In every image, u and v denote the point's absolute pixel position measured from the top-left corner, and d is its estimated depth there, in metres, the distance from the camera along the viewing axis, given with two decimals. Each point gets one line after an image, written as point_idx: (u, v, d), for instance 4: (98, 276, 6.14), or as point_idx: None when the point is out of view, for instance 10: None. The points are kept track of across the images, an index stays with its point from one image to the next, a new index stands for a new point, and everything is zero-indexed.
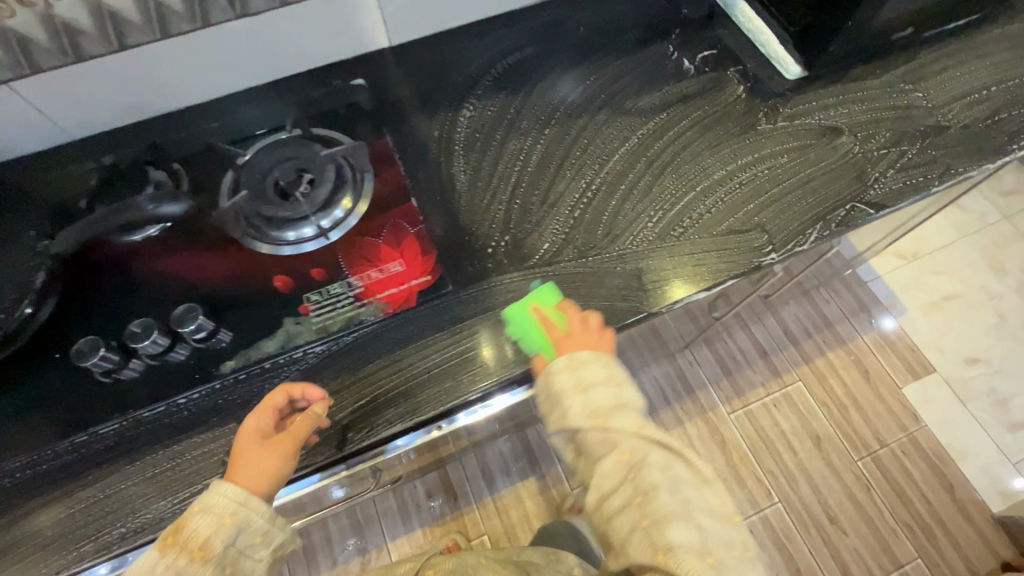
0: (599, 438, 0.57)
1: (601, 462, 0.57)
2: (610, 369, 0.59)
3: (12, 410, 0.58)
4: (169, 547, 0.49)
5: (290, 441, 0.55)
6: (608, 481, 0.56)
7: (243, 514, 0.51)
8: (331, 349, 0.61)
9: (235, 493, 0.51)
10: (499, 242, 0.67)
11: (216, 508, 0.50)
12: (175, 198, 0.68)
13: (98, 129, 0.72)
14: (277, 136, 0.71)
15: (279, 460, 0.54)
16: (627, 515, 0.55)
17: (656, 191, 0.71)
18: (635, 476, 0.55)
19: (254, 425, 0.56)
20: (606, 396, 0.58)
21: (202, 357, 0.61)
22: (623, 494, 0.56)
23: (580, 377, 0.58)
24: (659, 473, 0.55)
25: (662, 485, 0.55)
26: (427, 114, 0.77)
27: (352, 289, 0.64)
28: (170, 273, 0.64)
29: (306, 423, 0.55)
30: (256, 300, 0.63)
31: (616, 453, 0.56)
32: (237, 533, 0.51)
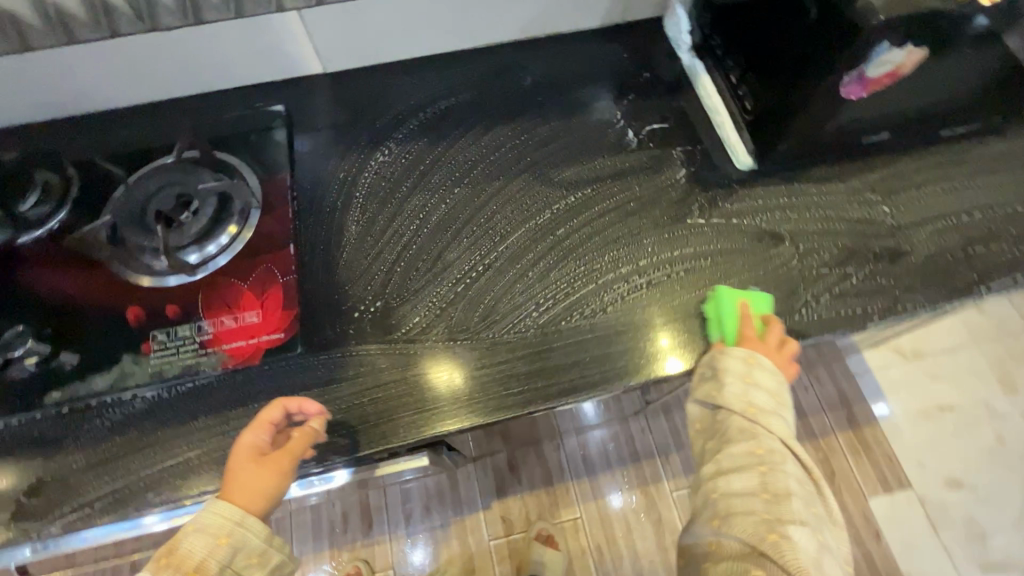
0: (742, 425, 0.55)
1: (733, 444, 0.55)
2: (772, 385, 0.56)
3: None
4: (162, 569, 0.45)
5: (287, 457, 0.52)
6: (735, 464, 0.55)
7: (243, 532, 0.48)
8: (161, 396, 0.58)
9: (230, 511, 0.48)
10: (368, 306, 0.63)
11: (212, 528, 0.47)
12: (55, 208, 0.66)
13: (12, 123, 0.71)
14: (168, 158, 0.69)
15: (276, 477, 0.51)
16: (743, 499, 0.53)
17: (555, 276, 0.65)
18: (769, 469, 0.53)
19: (249, 441, 0.53)
20: (761, 398, 0.56)
21: (31, 381, 0.58)
22: (747, 482, 0.54)
23: (740, 371, 0.56)
24: (789, 476, 0.54)
25: (794, 491, 0.53)
26: (339, 153, 0.73)
27: (200, 334, 0.60)
28: (30, 287, 0.63)
29: (304, 439, 0.53)
30: (104, 330, 0.61)
31: (751, 443, 0.54)
32: (235, 554, 0.47)
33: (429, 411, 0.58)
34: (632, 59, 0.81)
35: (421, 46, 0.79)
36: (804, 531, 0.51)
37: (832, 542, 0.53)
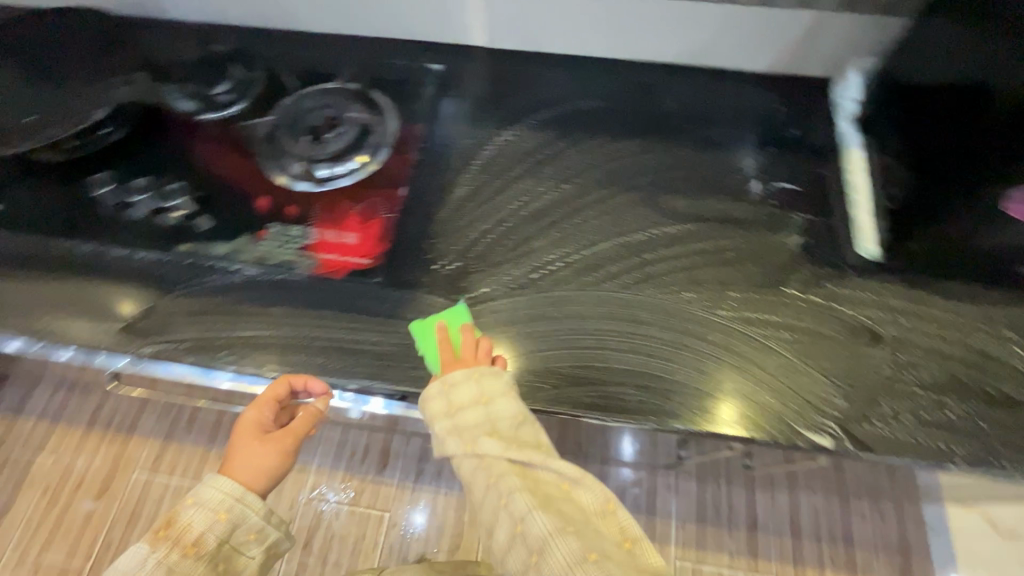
0: (472, 466, 0.55)
1: (478, 494, 0.54)
2: (463, 405, 0.57)
3: (41, 194, 0.72)
4: (161, 540, 0.53)
5: (288, 438, 0.59)
6: (486, 509, 0.54)
7: (238, 512, 0.55)
8: (258, 277, 0.67)
9: (230, 491, 0.55)
10: (447, 263, 0.67)
11: (212, 503, 0.55)
12: (236, 98, 0.78)
13: (224, 20, 0.83)
14: (332, 84, 0.79)
15: (275, 456, 0.59)
16: (507, 542, 0.52)
17: (623, 295, 0.65)
18: (502, 492, 0.53)
19: (254, 416, 0.60)
20: (455, 426, 0.56)
21: (174, 228, 0.70)
22: (503, 526, 0.52)
23: (431, 404, 0.57)
24: (513, 487, 0.53)
25: (530, 503, 0.51)
26: (473, 121, 0.77)
27: (305, 237, 0.69)
28: (196, 153, 0.75)
29: (306, 419, 0.60)
30: (238, 207, 0.71)
31: (490, 482, 0.54)
32: (231, 529, 0.55)
33: None
34: (785, 113, 0.78)
35: (583, 46, 0.81)
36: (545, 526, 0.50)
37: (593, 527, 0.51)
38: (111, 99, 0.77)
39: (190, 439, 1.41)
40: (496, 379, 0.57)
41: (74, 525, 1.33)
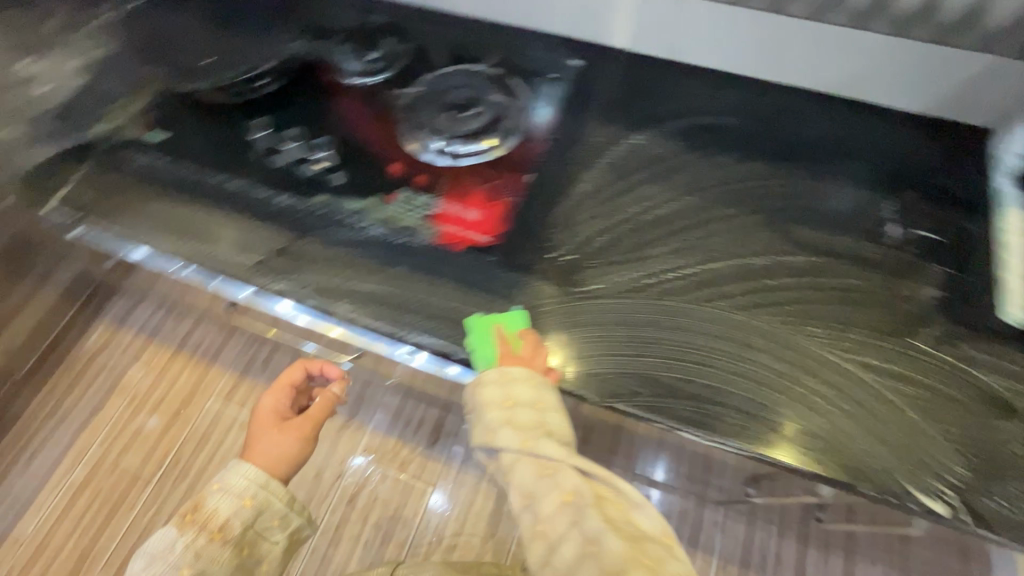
0: (537, 474, 0.59)
1: (544, 507, 0.58)
2: (517, 401, 0.61)
3: (206, 131, 0.79)
4: (190, 526, 0.71)
5: (302, 426, 0.80)
6: (542, 504, 0.59)
7: (259, 497, 0.73)
8: (383, 236, 0.70)
9: (251, 478, 0.73)
10: (563, 255, 0.68)
11: (236, 489, 0.72)
12: (385, 68, 0.83)
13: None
14: (475, 66, 0.82)
15: (290, 442, 0.78)
16: (564, 537, 0.57)
17: (737, 317, 0.63)
18: (561, 492, 0.58)
19: (272, 404, 0.83)
20: (507, 420, 0.61)
21: (313, 179, 0.75)
22: (560, 522, 0.57)
23: (483, 393, 0.62)
24: (574, 488, 0.57)
25: (592, 505, 0.56)
26: (604, 121, 0.78)
27: (430, 207, 0.72)
28: (341, 113, 0.79)
29: (316, 410, 0.81)
30: (372, 169, 0.75)
31: (557, 494, 0.58)
32: (252, 517, 0.72)
33: (566, 366, 0.62)
34: (935, 159, 0.73)
35: (716, 58, 0.81)
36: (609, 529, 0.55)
37: (660, 552, 0.55)
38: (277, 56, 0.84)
39: (262, 378, 1.52)
40: (548, 387, 0.61)
41: (151, 435, 1.45)
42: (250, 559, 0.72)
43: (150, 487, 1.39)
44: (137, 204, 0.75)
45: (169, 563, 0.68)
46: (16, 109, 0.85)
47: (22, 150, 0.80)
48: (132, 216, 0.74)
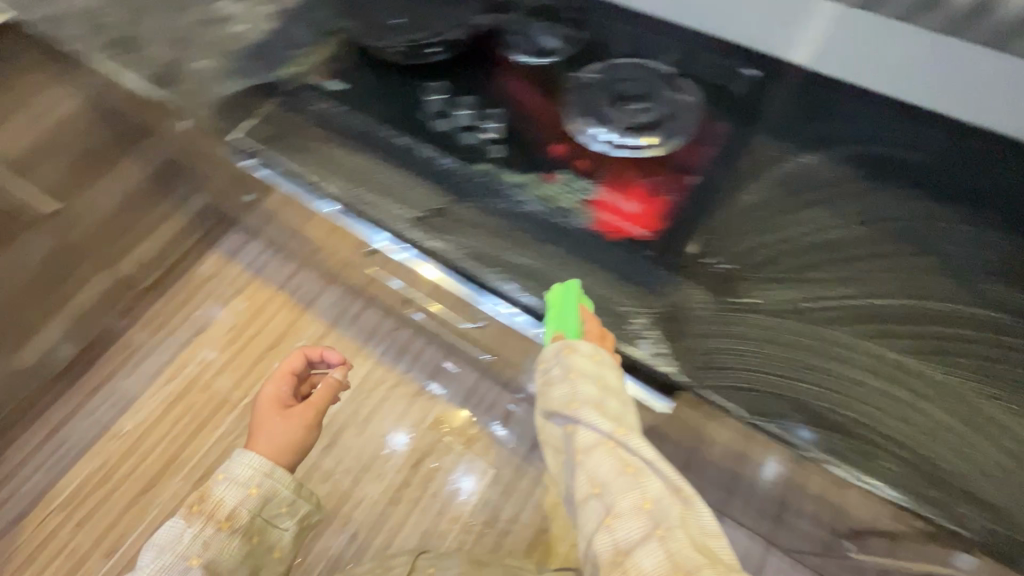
0: (619, 471, 0.57)
1: (625, 509, 0.55)
2: (608, 386, 0.60)
3: (381, 88, 0.83)
4: (195, 515, 0.72)
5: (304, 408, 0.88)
6: (615, 498, 0.56)
7: (264, 487, 0.76)
8: (540, 212, 0.71)
9: (258, 468, 0.76)
10: (720, 262, 0.67)
11: (241, 479, 0.75)
12: (557, 52, 0.84)
13: None
14: (649, 61, 0.81)
15: (294, 424, 0.85)
16: (634, 542, 0.54)
17: (871, 349, 0.61)
18: (641, 493, 0.56)
19: (274, 391, 0.91)
20: (594, 400, 0.59)
21: (478, 147, 0.77)
22: (633, 523, 0.54)
23: (572, 364, 0.61)
24: (657, 493, 0.55)
25: (676, 518, 0.54)
26: (773, 136, 0.77)
27: (589, 192, 0.72)
28: (511, 88, 0.81)
29: (320, 393, 0.90)
30: (536, 146, 0.76)
31: (641, 499, 0.55)
32: (262, 502, 0.75)
33: (712, 372, 0.61)
34: None
35: (865, 78, 0.76)
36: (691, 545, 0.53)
37: None
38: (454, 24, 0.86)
39: (351, 331, 1.58)
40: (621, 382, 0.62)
41: (245, 364, 1.55)
42: (262, 547, 0.75)
43: (236, 411, 1.48)
44: (312, 145, 0.80)
45: (179, 553, 0.69)
46: (218, 40, 0.92)
47: (221, 79, 0.87)
48: (306, 155, 0.79)
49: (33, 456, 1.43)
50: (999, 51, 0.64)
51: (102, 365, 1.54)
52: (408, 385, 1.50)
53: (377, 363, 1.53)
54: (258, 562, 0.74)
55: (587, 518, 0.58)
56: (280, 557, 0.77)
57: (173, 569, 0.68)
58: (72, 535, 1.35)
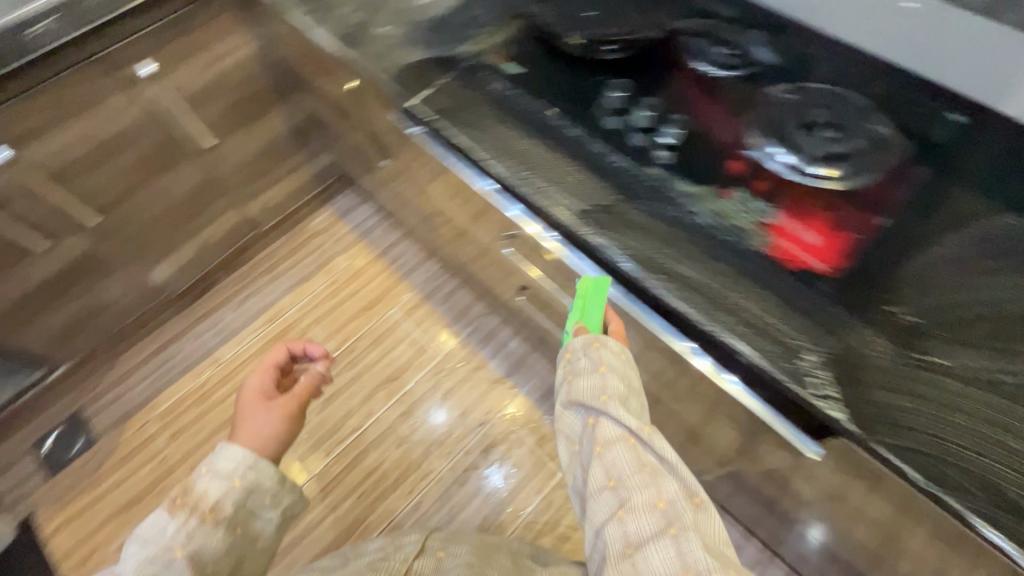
0: (634, 463, 0.63)
1: (637, 501, 0.61)
2: (629, 385, 0.70)
3: (558, 77, 0.84)
4: (178, 509, 0.70)
5: (291, 399, 0.84)
6: (630, 493, 0.62)
7: (250, 478, 0.74)
8: (711, 226, 0.69)
9: (242, 459, 0.74)
10: (904, 314, 0.62)
11: (226, 472, 0.73)
12: (743, 69, 0.81)
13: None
14: (845, 91, 0.77)
15: (279, 416, 0.82)
16: (647, 535, 0.59)
17: (1021, 415, 0.56)
18: (656, 492, 0.61)
19: (257, 382, 0.89)
20: (618, 396, 0.68)
21: (651, 149, 0.75)
22: (646, 518, 0.60)
23: (601, 359, 0.70)
24: (672, 494, 0.61)
25: (685, 516, 0.60)
26: (978, 190, 0.71)
27: (766, 215, 0.69)
28: (691, 97, 0.80)
29: (306, 382, 0.87)
30: (712, 159, 0.74)
31: (655, 495, 0.61)
32: (247, 493, 0.73)
33: (885, 427, 0.56)
34: None
35: (889, 49, 0.77)
36: (702, 547, 0.57)
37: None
38: (638, 25, 0.85)
39: (442, 307, 1.62)
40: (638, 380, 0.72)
41: (339, 319, 1.61)
42: (245, 538, 0.73)
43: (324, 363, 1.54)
44: (482, 121, 0.82)
45: (160, 547, 0.67)
46: (403, 10, 0.95)
47: (406, 48, 0.91)
48: (476, 130, 0.81)
49: (143, 365, 1.55)
50: (1015, 28, 0.64)
51: (213, 295, 1.65)
52: (489, 370, 1.51)
53: (463, 343, 1.56)
54: (242, 553, 0.72)
55: (601, 509, 0.64)
56: (263, 548, 0.75)
57: (157, 560, 0.66)
58: (165, 445, 1.45)
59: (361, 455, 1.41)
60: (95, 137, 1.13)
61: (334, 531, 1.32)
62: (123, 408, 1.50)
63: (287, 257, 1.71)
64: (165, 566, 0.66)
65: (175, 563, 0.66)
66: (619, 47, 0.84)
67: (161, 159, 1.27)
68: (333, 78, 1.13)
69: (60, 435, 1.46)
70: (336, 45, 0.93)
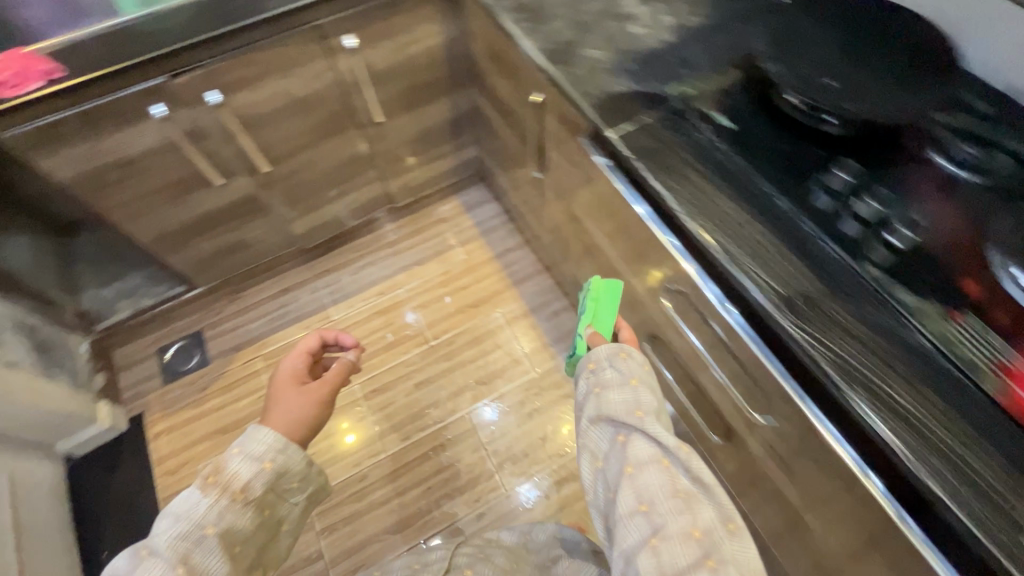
0: (665, 484, 0.67)
1: (671, 527, 0.64)
2: (657, 403, 0.75)
3: (772, 141, 0.78)
4: (210, 486, 0.72)
5: (323, 387, 0.95)
6: (663, 518, 0.65)
7: (279, 461, 0.78)
8: (926, 350, 0.62)
9: (273, 443, 0.78)
10: None
11: (258, 455, 0.77)
12: (998, 174, 0.70)
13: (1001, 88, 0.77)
14: None
15: (311, 405, 0.91)
16: (683, 563, 0.61)
17: None
18: (692, 520, 0.64)
19: (289, 367, 0.99)
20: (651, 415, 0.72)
21: (868, 244, 0.68)
22: (683, 546, 0.62)
23: (631, 374, 0.76)
24: (708, 523, 0.64)
25: (716, 542, 0.63)
26: None
27: (1003, 354, 0.59)
28: (926, 195, 0.70)
29: (337, 373, 0.98)
30: (942, 272, 0.65)
31: (690, 524, 0.64)
32: (275, 477, 0.77)
33: None
34: None
35: None
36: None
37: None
38: (876, 103, 0.76)
39: (544, 325, 1.59)
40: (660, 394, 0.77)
41: (444, 310, 1.63)
42: (269, 520, 0.77)
43: (422, 348, 1.56)
44: (680, 170, 0.78)
45: (192, 523, 0.69)
46: (615, 36, 0.92)
47: (612, 77, 0.87)
48: (672, 178, 0.78)
49: (263, 305, 1.66)
50: None
51: (337, 256, 1.73)
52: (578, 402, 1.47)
53: (557, 366, 1.52)
54: (264, 537, 0.76)
55: (631, 534, 0.65)
56: (287, 528, 0.80)
57: (189, 536, 0.69)
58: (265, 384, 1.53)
59: (438, 449, 1.41)
60: (290, 95, 1.20)
61: (396, 516, 1.34)
62: (238, 339, 1.60)
63: (410, 236, 1.76)
64: (197, 544, 0.69)
65: (205, 540, 0.69)
66: (839, 119, 0.75)
67: (334, 125, 1.33)
68: (519, 85, 1.13)
69: (181, 348, 1.59)
70: (542, 59, 0.92)
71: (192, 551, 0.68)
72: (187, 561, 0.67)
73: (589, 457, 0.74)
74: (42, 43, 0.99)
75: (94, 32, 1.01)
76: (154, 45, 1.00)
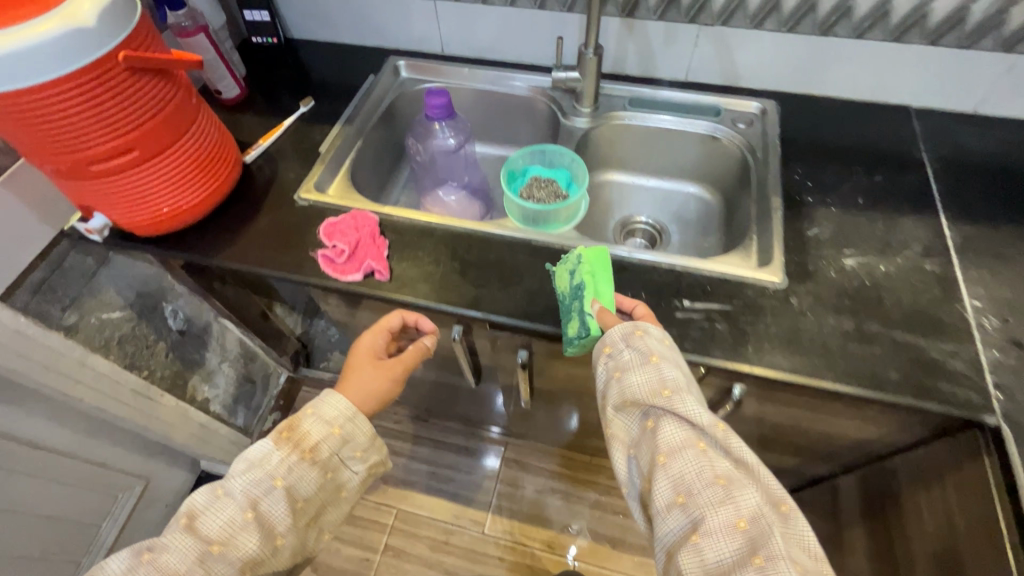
0: (695, 456, 0.54)
1: (711, 513, 0.52)
2: (685, 374, 0.59)
3: None
4: (283, 440, 0.66)
5: (402, 367, 0.75)
6: (704, 514, 0.52)
7: (348, 429, 0.69)
8: None
9: (346, 409, 0.69)
10: None
11: (330, 418, 0.68)
12: None
13: None
14: None
15: (387, 384, 0.74)
16: (731, 561, 0.49)
17: None
18: (734, 508, 0.51)
19: (371, 340, 0.76)
20: (680, 385, 0.58)
21: None
22: (729, 547, 0.50)
23: (651, 348, 0.59)
24: (755, 512, 0.51)
25: (768, 520, 0.51)
26: None
27: None
28: None
29: (417, 351, 0.76)
30: None
31: (732, 512, 0.51)
32: (343, 443, 0.69)
33: None
34: None
35: None
36: (795, 570, 0.47)
37: None
38: None
39: None
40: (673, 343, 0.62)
41: None
42: (332, 485, 0.69)
43: None
44: None
45: (262, 472, 0.63)
46: None
47: None
48: None
49: (437, 452, 1.42)
50: None
51: (538, 456, 1.41)
52: None
53: None
54: (325, 499, 0.68)
55: (673, 529, 0.53)
56: (345, 498, 0.71)
57: (259, 484, 0.62)
58: (381, 550, 1.30)
59: None
60: None
61: None
62: (392, 468, 1.40)
63: None
64: (267, 493, 0.62)
65: (276, 492, 0.63)
66: None
67: None
68: None
69: None
70: None
71: (262, 498, 0.62)
72: (255, 508, 0.61)
73: (619, 450, 0.61)
74: (398, 211, 0.79)
75: (454, 227, 0.78)
76: (497, 292, 0.71)
